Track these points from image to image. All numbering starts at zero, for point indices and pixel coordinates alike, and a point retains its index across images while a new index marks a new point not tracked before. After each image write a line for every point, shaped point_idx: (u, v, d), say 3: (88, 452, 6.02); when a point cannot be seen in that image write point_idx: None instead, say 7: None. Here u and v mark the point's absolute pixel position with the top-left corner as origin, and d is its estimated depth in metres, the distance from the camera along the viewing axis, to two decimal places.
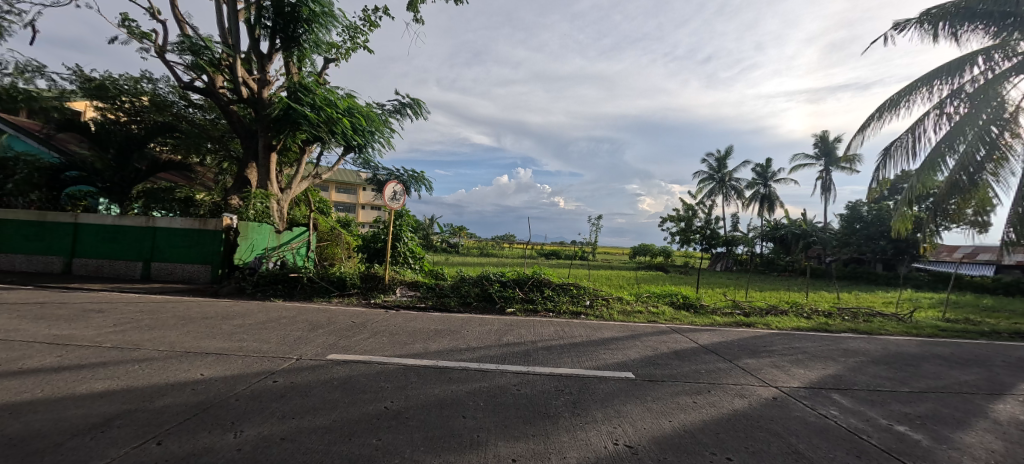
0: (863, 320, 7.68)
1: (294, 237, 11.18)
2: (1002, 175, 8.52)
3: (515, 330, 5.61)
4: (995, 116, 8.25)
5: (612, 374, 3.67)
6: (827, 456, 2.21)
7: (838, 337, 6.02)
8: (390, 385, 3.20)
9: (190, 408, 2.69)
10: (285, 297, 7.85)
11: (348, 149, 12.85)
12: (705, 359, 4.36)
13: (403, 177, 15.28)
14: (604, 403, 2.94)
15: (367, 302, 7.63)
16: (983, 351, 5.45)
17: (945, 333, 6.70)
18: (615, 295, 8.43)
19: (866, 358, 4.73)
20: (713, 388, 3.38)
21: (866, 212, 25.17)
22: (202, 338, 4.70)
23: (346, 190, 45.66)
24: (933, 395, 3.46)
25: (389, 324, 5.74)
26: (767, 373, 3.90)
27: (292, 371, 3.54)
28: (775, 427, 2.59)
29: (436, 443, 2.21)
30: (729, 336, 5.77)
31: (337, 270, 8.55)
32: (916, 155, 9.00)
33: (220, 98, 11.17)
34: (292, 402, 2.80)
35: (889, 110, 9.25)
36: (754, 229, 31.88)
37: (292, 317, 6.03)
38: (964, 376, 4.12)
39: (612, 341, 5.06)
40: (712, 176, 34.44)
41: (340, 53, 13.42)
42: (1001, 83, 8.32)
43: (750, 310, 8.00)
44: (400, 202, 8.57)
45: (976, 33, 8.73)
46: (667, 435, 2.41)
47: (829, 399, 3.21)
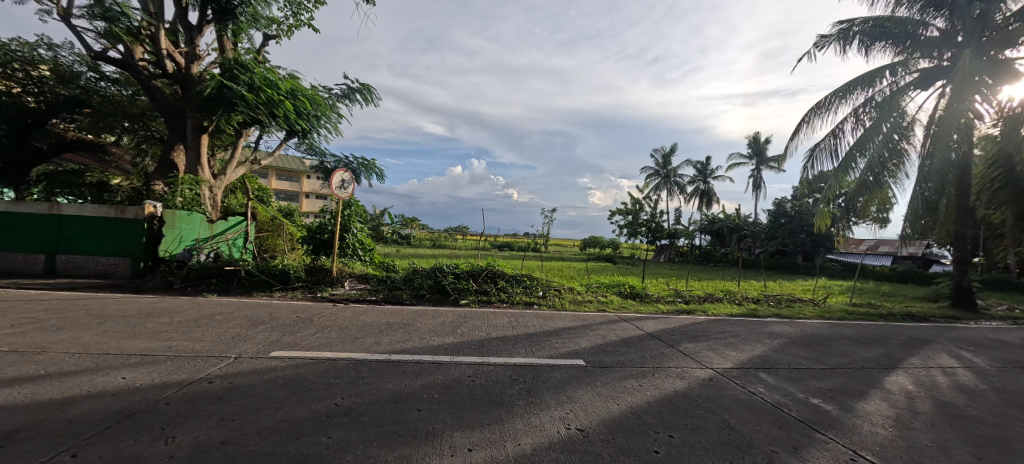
0: (786, 305, 8.53)
1: (229, 226, 10.50)
2: (898, 177, 9.74)
3: (470, 321, 5.62)
4: (897, 124, 9.42)
5: (565, 362, 3.80)
6: (755, 430, 2.42)
7: (765, 322, 6.64)
8: (340, 381, 3.09)
9: (112, 415, 2.44)
10: (219, 292, 7.25)
11: (291, 133, 12.04)
12: (649, 345, 4.63)
13: (352, 165, 14.54)
14: (557, 389, 3.03)
15: (313, 296, 7.28)
16: (882, 331, 6.24)
17: (852, 315, 7.62)
18: (567, 285, 8.76)
19: (788, 340, 5.25)
20: (657, 372, 3.59)
21: (790, 208, 27.41)
22: (123, 338, 4.26)
23: (288, 178, 43.05)
24: (841, 370, 3.92)
25: (337, 318, 5.50)
26: (702, 356, 4.23)
27: (229, 370, 3.30)
28: (711, 405, 2.81)
29: (390, 438, 2.17)
30: (672, 323, 6.16)
31: (279, 263, 8.03)
32: (835, 155, 9.97)
33: (141, 72, 9.98)
34: (233, 403, 2.62)
35: (812, 117, 10.20)
36: (694, 222, 33.46)
37: (230, 313, 5.63)
38: (866, 353, 4.70)
39: (564, 330, 5.22)
40: (658, 172, 36.23)
41: (282, 30, 12.44)
42: (903, 96, 9.52)
43: (690, 297, 8.60)
44: (349, 191, 8.17)
45: (884, 50, 9.79)
46: (615, 417, 2.53)
47: (756, 378, 3.53)
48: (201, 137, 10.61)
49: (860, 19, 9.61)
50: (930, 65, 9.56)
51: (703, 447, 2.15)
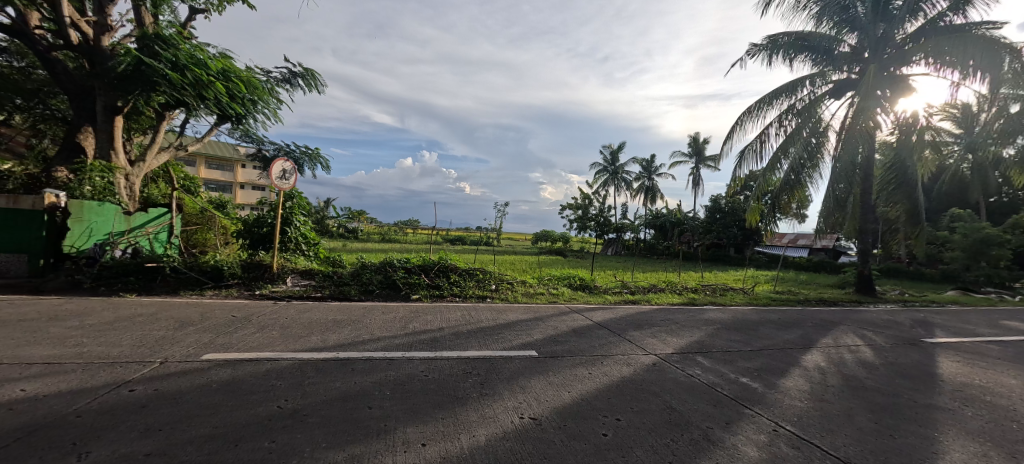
0: (721, 293, 9.25)
1: (147, 219, 9.67)
2: (814, 178, 10.84)
3: (421, 316, 5.54)
4: (814, 130, 10.45)
5: (519, 353, 3.86)
6: (693, 408, 2.62)
7: (702, 309, 7.17)
8: (284, 382, 2.93)
9: (9, 432, 2.13)
10: (139, 291, 6.55)
11: (223, 118, 11.08)
12: (598, 334, 4.81)
13: (294, 154, 13.69)
14: (510, 380, 3.07)
15: (250, 294, 6.80)
16: (799, 315, 6.98)
17: (776, 301, 8.45)
18: (519, 278, 8.89)
19: (722, 325, 5.70)
20: (605, 359, 3.75)
21: (724, 205, 29.47)
22: (19, 345, 3.73)
23: (219, 167, 39.70)
24: (766, 351, 4.33)
25: (279, 317, 5.19)
26: (646, 343, 4.47)
27: (152, 377, 3.00)
28: (655, 388, 2.99)
29: (340, 438, 2.09)
30: (619, 313, 6.46)
31: (210, 258, 7.45)
32: (761, 157, 10.87)
33: (37, 42, 8.69)
34: (161, 412, 2.40)
35: (744, 120, 11.04)
36: (639, 217, 34.46)
37: (153, 314, 5.11)
38: (787, 335, 5.23)
39: (516, 323, 5.29)
40: (606, 168, 37.61)
41: (212, 5, 11.35)
42: (820, 105, 10.54)
43: (635, 288, 9.07)
44: (291, 183, 7.68)
45: (805, 61, 10.76)
46: (566, 405, 2.62)
47: (694, 361, 3.80)
48: (115, 119, 9.47)
49: (785, 32, 10.45)
50: (842, 77, 10.65)
51: (647, 427, 2.28)
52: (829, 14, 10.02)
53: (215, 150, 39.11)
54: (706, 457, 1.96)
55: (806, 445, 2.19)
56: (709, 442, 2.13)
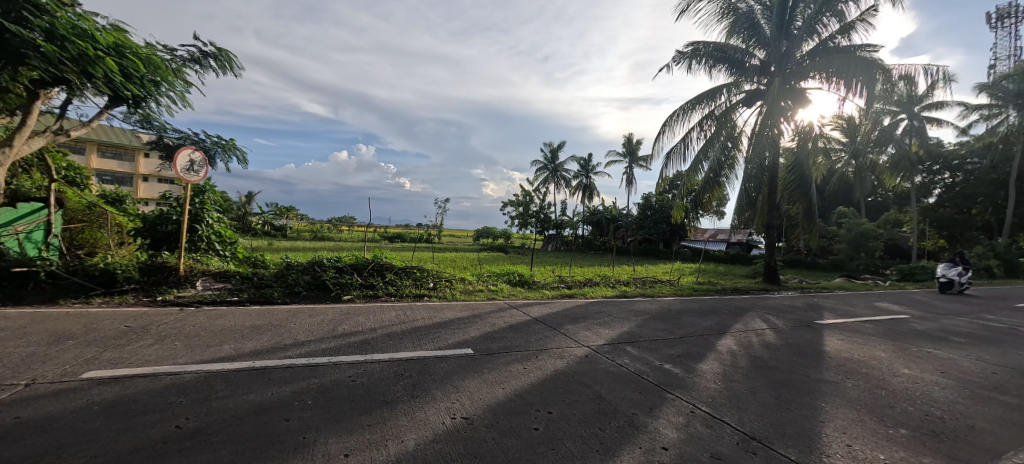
0: (650, 285, 9.90)
1: (17, 216, 7.60)
2: (730, 179, 11.98)
3: (352, 318, 5.29)
4: (730, 135, 11.52)
5: (455, 352, 3.83)
6: (620, 396, 2.76)
7: (632, 301, 7.64)
8: (187, 398, 2.63)
9: None
10: (4, 301, 5.56)
11: (112, 98, 8.12)
12: (535, 329, 4.91)
13: (205, 145, 10.40)
14: (444, 381, 3.03)
15: (150, 300, 6.04)
16: (716, 303, 7.70)
17: (697, 292, 9.24)
18: (457, 276, 8.83)
19: (650, 316, 6.11)
20: (540, 354, 3.84)
21: (655, 202, 31.33)
22: None
23: (114, 156, 34.93)
24: (688, 338, 4.70)
25: (185, 325, 4.66)
26: (580, 335, 4.64)
27: (15, 402, 2.55)
28: (586, 379, 3.12)
29: (250, 456, 1.93)
30: (556, 307, 6.65)
31: (100, 261, 6.52)
32: (685, 158, 11.80)
33: None
34: (24, 443, 2.04)
35: (671, 123, 11.88)
36: (577, 213, 34.35)
37: (20, 328, 4.34)
38: (705, 322, 5.73)
39: (453, 321, 5.24)
40: (547, 166, 38.61)
41: None
42: (734, 112, 11.65)
43: (572, 283, 9.42)
44: (201, 175, 6.97)
45: (722, 71, 11.85)
46: (499, 402, 2.64)
47: (623, 351, 4.02)
48: None
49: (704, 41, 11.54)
50: (754, 88, 11.83)
51: (577, 419, 2.37)
52: (740, 28, 11.21)
53: (109, 137, 34.08)
54: (628, 443, 2.08)
55: (717, 423, 2.41)
56: (634, 428, 2.27)
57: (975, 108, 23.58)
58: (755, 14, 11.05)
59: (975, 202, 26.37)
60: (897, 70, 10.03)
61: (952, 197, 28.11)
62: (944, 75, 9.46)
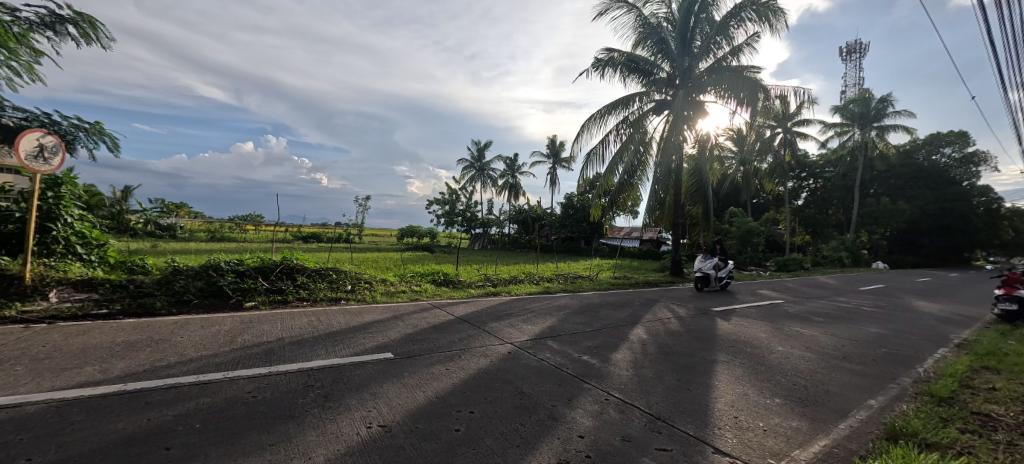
0: (572, 281, 10.42)
1: None
2: (642, 181, 13.05)
3: (256, 327, 4.81)
4: (642, 140, 12.54)
5: (374, 357, 3.67)
6: (540, 390, 2.86)
7: (553, 297, 7.99)
8: (32, 435, 2.18)
9: None
10: None
11: None
12: (460, 329, 4.90)
13: (58, 129, 8.56)
14: (360, 389, 2.89)
15: None
16: (629, 296, 8.36)
17: (614, 286, 9.94)
18: (379, 277, 8.47)
19: (571, 310, 6.42)
20: (463, 353, 3.84)
21: (576, 202, 33.30)
22: None
23: None
24: (604, 330, 5.02)
25: (31, 346, 3.84)
26: (504, 333, 4.73)
27: None
28: (508, 376, 3.18)
29: None
30: (480, 305, 6.72)
31: None
32: (602, 160, 12.62)
33: None
34: None
35: (589, 126, 12.60)
36: (504, 213, 35.48)
37: None
38: (619, 314, 6.18)
39: (373, 324, 5.01)
40: (473, 164, 38.85)
41: None
42: (645, 119, 12.70)
43: (498, 280, 9.57)
44: (55, 164, 5.81)
45: (635, 81, 12.93)
46: (419, 406, 2.58)
47: (545, 346, 4.18)
48: None
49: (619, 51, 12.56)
50: (662, 98, 13.03)
51: (498, 416, 2.41)
52: (649, 41, 12.30)
53: None
54: (547, 435, 2.17)
55: (628, 407, 2.61)
56: (553, 420, 2.37)
57: (831, 126, 28.37)
58: (662, 29, 12.16)
59: (830, 206, 32.53)
60: (776, 90, 11.66)
61: (813, 200, 33.78)
62: (809, 97, 11.20)
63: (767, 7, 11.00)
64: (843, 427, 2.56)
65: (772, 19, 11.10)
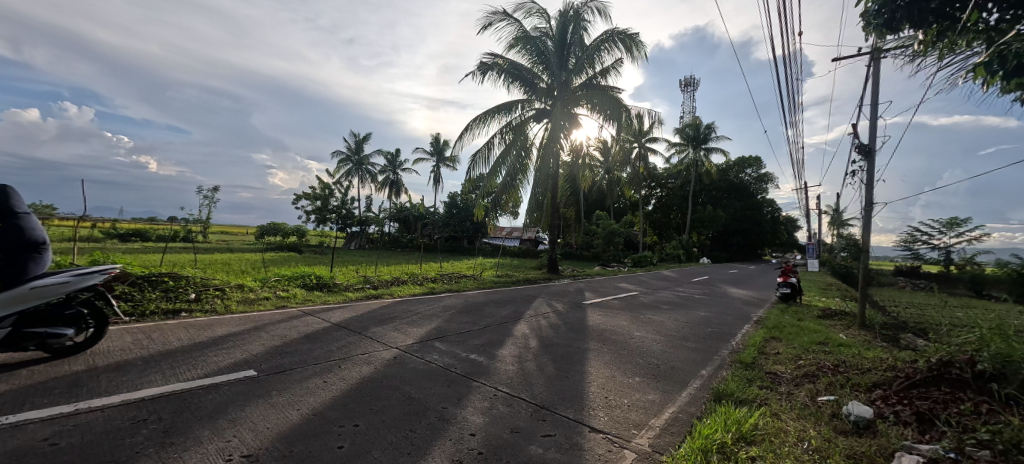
0: (456, 281, 10.56)
1: None
2: (523, 184, 13.90)
3: (48, 354, 3.66)
4: (523, 144, 13.42)
5: (231, 377, 3.14)
6: (429, 393, 2.81)
7: (437, 297, 7.97)
8: None
9: None
10: None
11: None
12: (338, 336, 4.50)
13: None
14: (214, 417, 2.43)
15: None
16: (510, 293, 8.82)
17: (496, 284, 10.39)
18: (233, 284, 7.28)
19: (456, 310, 6.47)
20: (343, 363, 3.53)
21: (460, 201, 34.21)
22: None
23: None
24: (490, 328, 5.18)
25: None
26: (388, 337, 4.51)
27: None
28: (395, 382, 3.04)
29: None
30: (360, 309, 6.30)
31: None
32: (487, 162, 13.06)
33: None
34: None
35: (473, 128, 12.94)
36: (384, 210, 34.51)
37: None
38: (503, 311, 6.46)
39: (227, 339, 4.28)
40: (350, 158, 37.03)
41: None
42: (527, 126, 13.63)
43: (378, 283, 9.15)
44: None
45: (518, 88, 13.74)
46: (292, 427, 2.29)
47: (432, 347, 4.11)
48: None
49: (503, 58, 13.27)
50: (541, 107, 14.11)
51: (386, 425, 2.29)
52: (530, 53, 13.26)
53: None
54: (438, 438, 2.14)
55: (515, 400, 2.73)
56: (443, 421, 2.35)
57: (674, 145, 34.17)
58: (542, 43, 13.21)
59: (671, 210, 39.54)
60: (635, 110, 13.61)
61: (659, 206, 40.49)
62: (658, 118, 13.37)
63: (629, 38, 12.67)
64: (685, 395, 3.10)
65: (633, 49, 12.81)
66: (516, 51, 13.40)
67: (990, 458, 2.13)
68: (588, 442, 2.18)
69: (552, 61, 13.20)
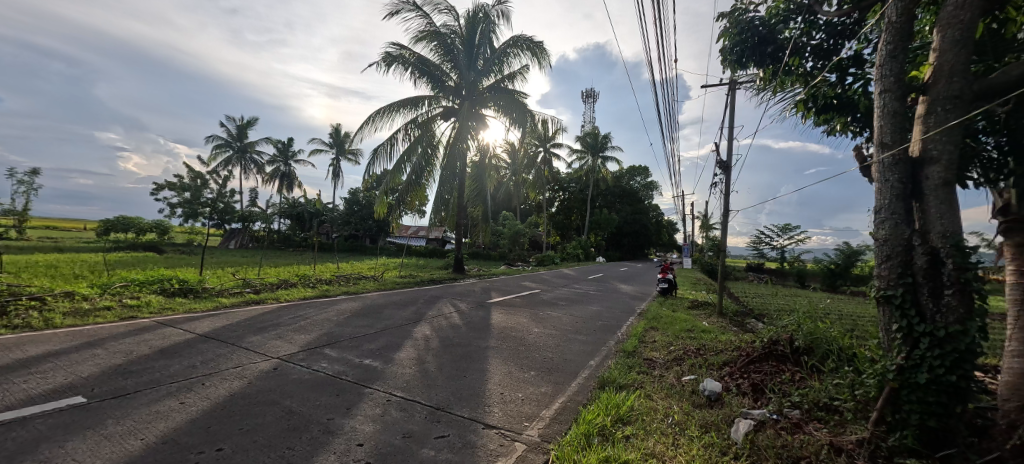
0: (354, 283, 9.97)
1: None
2: (429, 182, 13.67)
3: None
4: (428, 142, 13.20)
5: (46, 408, 2.50)
6: (314, 405, 2.59)
7: (332, 300, 7.45)
8: None
9: None
10: None
11: None
12: (204, 349, 3.91)
13: None
14: (16, 459, 1.92)
15: None
16: (412, 294, 8.63)
17: (398, 285, 10.07)
18: (56, 292, 5.88)
19: (352, 313, 6.10)
20: (210, 379, 3.08)
21: (362, 198, 33.16)
22: None
23: None
24: (387, 331, 4.99)
25: None
26: (269, 347, 4.06)
27: None
28: (273, 396, 2.75)
29: None
30: (235, 317, 5.55)
31: None
32: (389, 157, 12.60)
33: None
34: None
35: (375, 120, 12.38)
36: (272, 205, 31.50)
37: None
38: (404, 313, 6.30)
39: (44, 359, 3.43)
40: (230, 144, 33.14)
41: None
42: (433, 123, 13.52)
43: (261, 286, 8.20)
44: None
45: (425, 84, 13.58)
46: (133, 460, 1.92)
47: (321, 355, 3.81)
48: None
49: (410, 51, 13.05)
50: (449, 106, 14.12)
51: (258, 445, 2.05)
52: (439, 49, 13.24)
53: None
54: (320, 452, 1.98)
55: (410, 404, 2.65)
56: (328, 434, 2.18)
57: (575, 151, 36.67)
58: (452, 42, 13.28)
59: (571, 212, 42.24)
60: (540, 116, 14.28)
61: (562, 209, 43.33)
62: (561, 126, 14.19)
63: (535, 46, 13.22)
64: (574, 384, 3.35)
65: (538, 56, 13.36)
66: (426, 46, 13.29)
67: (800, 415, 2.80)
68: (482, 439, 2.21)
69: (461, 60, 13.28)
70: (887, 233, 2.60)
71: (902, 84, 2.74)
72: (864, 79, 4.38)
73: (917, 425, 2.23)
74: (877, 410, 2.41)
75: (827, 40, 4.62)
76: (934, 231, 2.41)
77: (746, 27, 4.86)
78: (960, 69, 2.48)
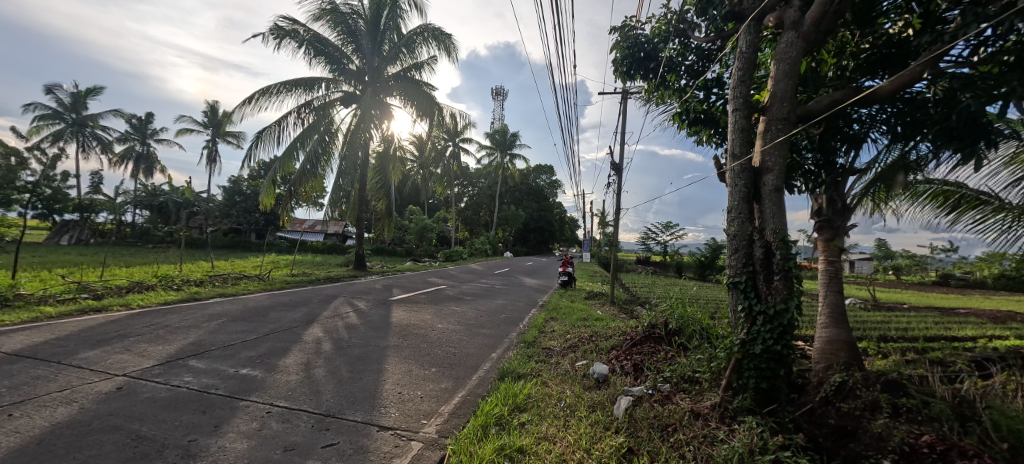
0: (231, 283, 8.81)
1: None
2: (326, 171, 12.63)
3: None
4: (325, 129, 12.19)
5: None
6: (171, 427, 2.23)
7: (203, 303, 6.49)
8: None
9: None
10: None
11: None
12: (10, 372, 3.09)
13: None
14: None
15: None
16: (304, 294, 7.93)
17: (288, 284, 9.16)
18: None
19: (229, 318, 5.39)
20: (20, 408, 2.45)
21: (245, 188, 29.80)
22: None
23: None
24: (271, 336, 4.52)
25: None
26: (111, 363, 3.38)
27: None
28: (115, 420, 2.30)
29: None
30: (62, 330, 4.49)
31: None
32: (277, 142, 11.37)
33: None
34: None
35: (260, 99, 11.08)
36: (122, 193, 26.50)
37: None
38: (293, 315, 5.76)
39: None
40: (60, 115, 26.86)
41: None
42: (331, 107, 12.56)
43: (102, 291, 6.77)
44: None
45: (323, 65, 12.55)
46: None
47: (184, 368, 3.30)
48: None
49: (304, 27, 11.94)
50: (351, 91, 13.25)
51: None
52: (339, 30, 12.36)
53: None
54: None
55: (294, 414, 2.44)
56: (188, 458, 1.90)
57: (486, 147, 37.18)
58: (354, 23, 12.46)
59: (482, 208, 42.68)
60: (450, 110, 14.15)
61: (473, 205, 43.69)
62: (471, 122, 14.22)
63: (445, 39, 13.00)
64: (475, 377, 3.41)
65: (447, 49, 13.16)
66: (325, 24, 12.35)
67: (670, 387, 3.21)
68: (374, 442, 2.12)
69: (364, 43, 12.56)
70: (736, 229, 3.10)
71: (748, 105, 3.33)
72: (724, 99, 5.08)
73: (754, 388, 2.70)
74: (728, 378, 2.88)
75: (697, 62, 5.26)
76: (769, 228, 2.94)
77: (635, 42, 5.35)
78: (786, 96, 3.05)
